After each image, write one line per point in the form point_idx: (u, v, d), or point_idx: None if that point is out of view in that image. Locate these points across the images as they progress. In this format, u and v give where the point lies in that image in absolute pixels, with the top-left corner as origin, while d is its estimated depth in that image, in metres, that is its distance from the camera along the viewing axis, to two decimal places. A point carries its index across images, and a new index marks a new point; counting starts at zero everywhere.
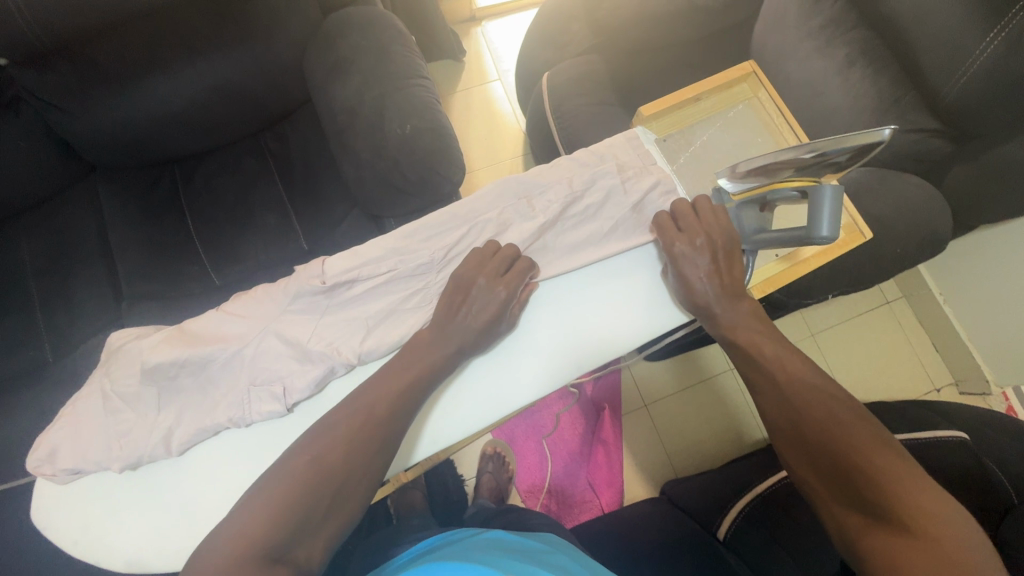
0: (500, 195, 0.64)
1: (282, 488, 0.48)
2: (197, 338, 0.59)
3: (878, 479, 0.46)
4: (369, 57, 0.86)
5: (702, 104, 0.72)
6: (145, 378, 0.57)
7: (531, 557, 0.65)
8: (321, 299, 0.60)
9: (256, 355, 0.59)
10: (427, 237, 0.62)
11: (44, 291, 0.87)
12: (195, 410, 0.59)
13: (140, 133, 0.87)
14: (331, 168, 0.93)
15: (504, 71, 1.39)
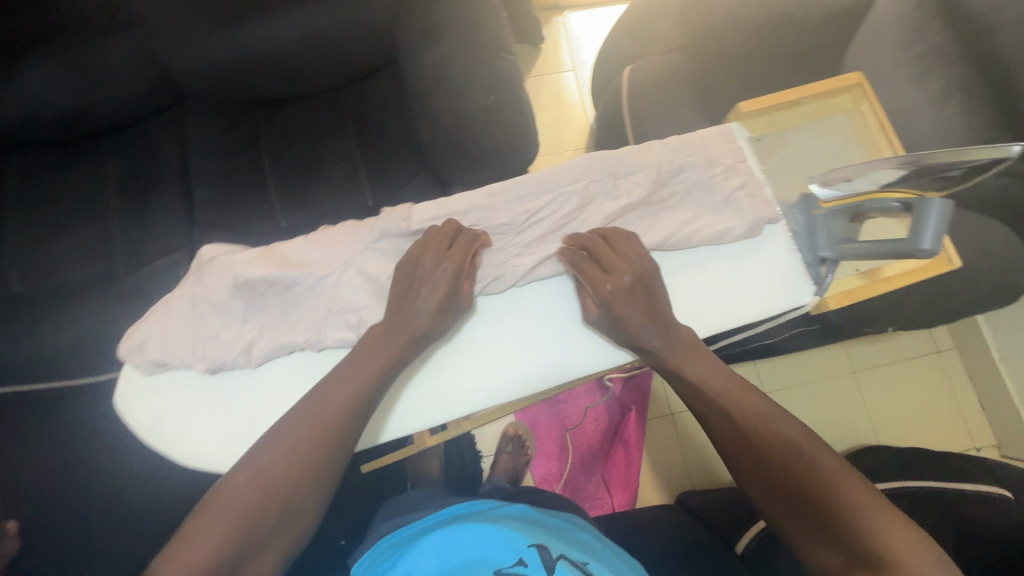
0: (586, 168, 0.62)
1: (233, 506, 0.51)
2: (285, 260, 0.62)
3: (836, 512, 0.48)
4: (460, 26, 0.87)
5: (803, 108, 0.72)
6: (236, 289, 0.60)
7: (552, 531, 0.69)
8: (405, 242, 0.63)
9: (339, 285, 0.62)
10: (514, 198, 0.62)
11: (122, 207, 0.91)
12: (274, 328, 0.62)
13: (230, 71, 0.89)
14: (405, 129, 0.95)
15: (579, 63, 1.40)
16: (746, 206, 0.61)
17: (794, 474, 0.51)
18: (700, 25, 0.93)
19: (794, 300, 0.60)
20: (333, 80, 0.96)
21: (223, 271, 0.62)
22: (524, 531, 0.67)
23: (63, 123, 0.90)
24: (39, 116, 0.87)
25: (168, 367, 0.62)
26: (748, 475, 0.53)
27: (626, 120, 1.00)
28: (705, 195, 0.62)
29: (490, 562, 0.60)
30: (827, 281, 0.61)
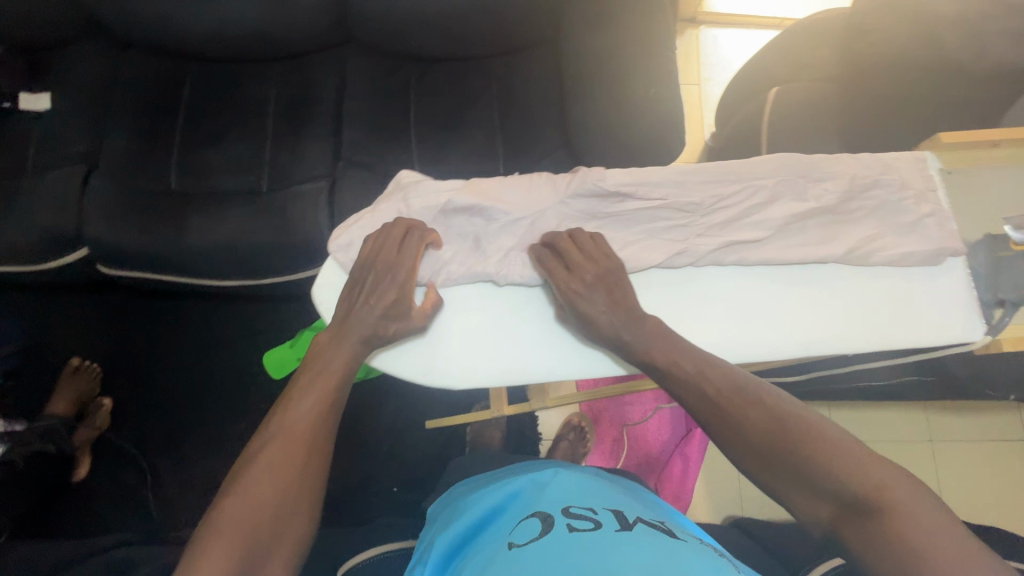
0: (783, 168, 0.65)
1: (234, 518, 0.50)
2: (487, 195, 0.67)
3: (822, 456, 0.49)
4: (631, 18, 0.89)
5: (997, 151, 0.69)
6: (441, 213, 0.67)
7: (626, 494, 0.67)
8: (596, 203, 0.66)
9: (531, 230, 0.67)
10: (709, 180, 0.65)
11: (278, 131, 0.98)
12: (466, 257, 0.67)
13: (403, 25, 0.95)
14: (549, 108, 0.98)
15: (705, 79, 1.40)
16: (934, 232, 0.63)
17: (775, 434, 0.51)
18: (862, 59, 0.93)
19: (963, 336, 0.61)
20: (492, 49, 1.00)
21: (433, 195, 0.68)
22: (594, 489, 0.65)
23: (244, 45, 0.97)
24: (225, 33, 0.94)
25: None
26: (740, 453, 0.52)
27: (763, 138, 1.00)
28: (893, 214, 0.64)
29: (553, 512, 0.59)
30: (1005, 320, 0.62)
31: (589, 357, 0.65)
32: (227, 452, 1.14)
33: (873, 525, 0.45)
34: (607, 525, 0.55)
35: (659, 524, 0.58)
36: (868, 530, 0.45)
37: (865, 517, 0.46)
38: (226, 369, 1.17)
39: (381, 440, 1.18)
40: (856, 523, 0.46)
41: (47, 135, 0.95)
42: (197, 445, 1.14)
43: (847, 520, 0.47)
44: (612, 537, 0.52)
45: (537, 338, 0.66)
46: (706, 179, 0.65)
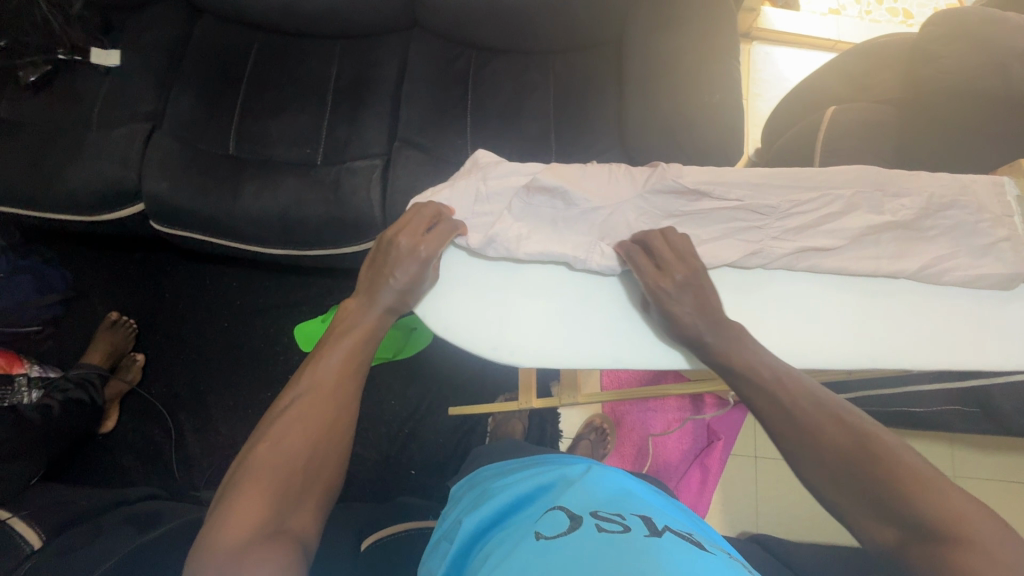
0: (858, 179, 0.66)
1: (257, 476, 0.51)
2: (569, 178, 0.67)
3: (897, 478, 0.48)
4: (700, 24, 0.90)
5: None
6: (523, 194, 0.67)
7: (660, 498, 0.61)
8: (674, 198, 0.67)
9: (609, 218, 0.68)
10: (786, 185, 0.66)
11: (338, 107, 1.00)
12: (544, 239, 0.68)
13: (471, 13, 0.96)
14: (607, 107, 0.99)
15: (755, 94, 1.40)
16: (1013, 260, 0.64)
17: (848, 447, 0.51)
18: (926, 85, 0.93)
19: None
20: (556, 45, 1.01)
21: (515, 175, 0.69)
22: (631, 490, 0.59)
23: (314, 19, 0.99)
24: (298, 8, 0.96)
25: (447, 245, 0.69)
26: (809, 463, 0.52)
27: (818, 155, 1.00)
28: (971, 236, 0.65)
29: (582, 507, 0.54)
30: None
31: (658, 348, 0.67)
32: (251, 418, 1.15)
33: (945, 552, 0.44)
34: (636, 529, 0.49)
35: (696, 537, 0.51)
36: (937, 556, 0.44)
37: (931, 542, 0.45)
38: (258, 337, 1.18)
39: (404, 420, 1.19)
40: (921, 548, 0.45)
41: (116, 89, 0.98)
42: (223, 407, 1.16)
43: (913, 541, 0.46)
44: (640, 542, 0.46)
45: (604, 325, 0.68)
46: (783, 185, 0.67)
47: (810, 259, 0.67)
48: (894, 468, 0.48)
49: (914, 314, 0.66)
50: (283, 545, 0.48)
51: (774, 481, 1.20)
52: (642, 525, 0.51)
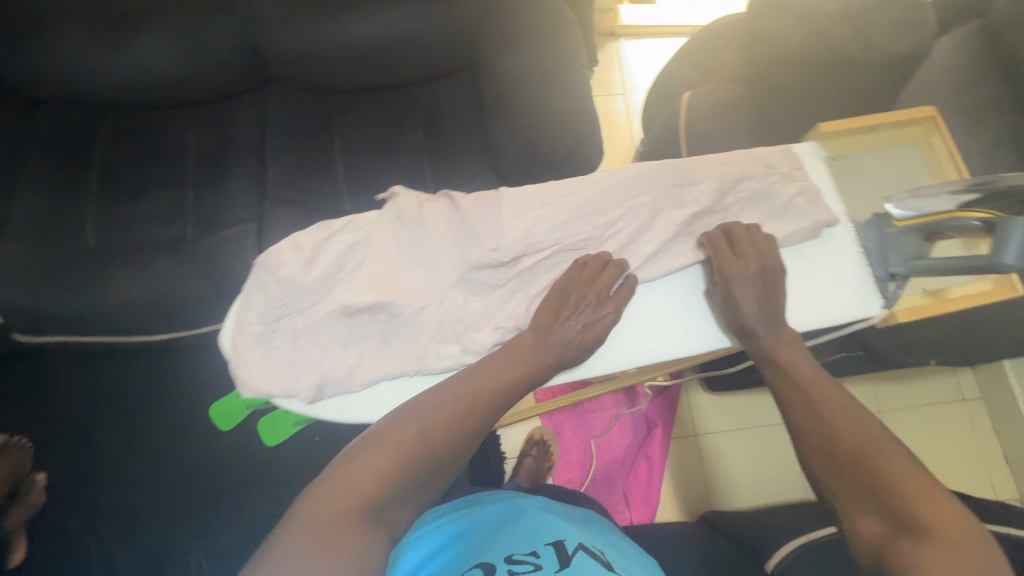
0: (654, 179, 0.65)
1: (378, 457, 0.49)
2: (385, 282, 0.56)
3: (893, 480, 0.50)
4: (541, 36, 0.91)
5: (873, 135, 0.71)
6: (343, 316, 0.55)
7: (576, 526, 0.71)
8: (497, 269, 0.59)
9: (440, 313, 0.57)
10: (590, 213, 0.63)
11: (200, 179, 0.96)
12: (379, 355, 0.56)
13: (316, 61, 0.94)
14: (474, 131, 0.99)
15: (630, 88, 1.47)
16: (805, 210, 0.64)
17: (830, 440, 0.54)
18: (762, 57, 0.99)
19: (862, 312, 0.61)
20: (413, 77, 1.01)
21: (325, 297, 0.55)
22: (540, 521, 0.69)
23: (158, 91, 0.95)
24: (141, 82, 0.93)
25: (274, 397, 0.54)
26: (813, 457, 0.55)
27: (682, 139, 1.03)
28: (764, 203, 0.65)
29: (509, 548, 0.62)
30: (895, 297, 0.62)
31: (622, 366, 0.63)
32: (171, 515, 1.06)
33: (922, 546, 0.45)
34: (547, 566, 0.59)
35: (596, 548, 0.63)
36: (916, 549, 0.45)
37: (905, 529, 0.47)
38: (164, 427, 1.10)
39: None
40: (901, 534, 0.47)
41: None
42: (138, 508, 1.06)
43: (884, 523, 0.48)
44: None
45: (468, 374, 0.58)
46: (589, 212, 0.63)
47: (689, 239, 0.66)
48: (876, 468, 0.51)
49: None
50: (379, 536, 0.44)
51: (719, 453, 1.22)
52: (554, 560, 0.60)
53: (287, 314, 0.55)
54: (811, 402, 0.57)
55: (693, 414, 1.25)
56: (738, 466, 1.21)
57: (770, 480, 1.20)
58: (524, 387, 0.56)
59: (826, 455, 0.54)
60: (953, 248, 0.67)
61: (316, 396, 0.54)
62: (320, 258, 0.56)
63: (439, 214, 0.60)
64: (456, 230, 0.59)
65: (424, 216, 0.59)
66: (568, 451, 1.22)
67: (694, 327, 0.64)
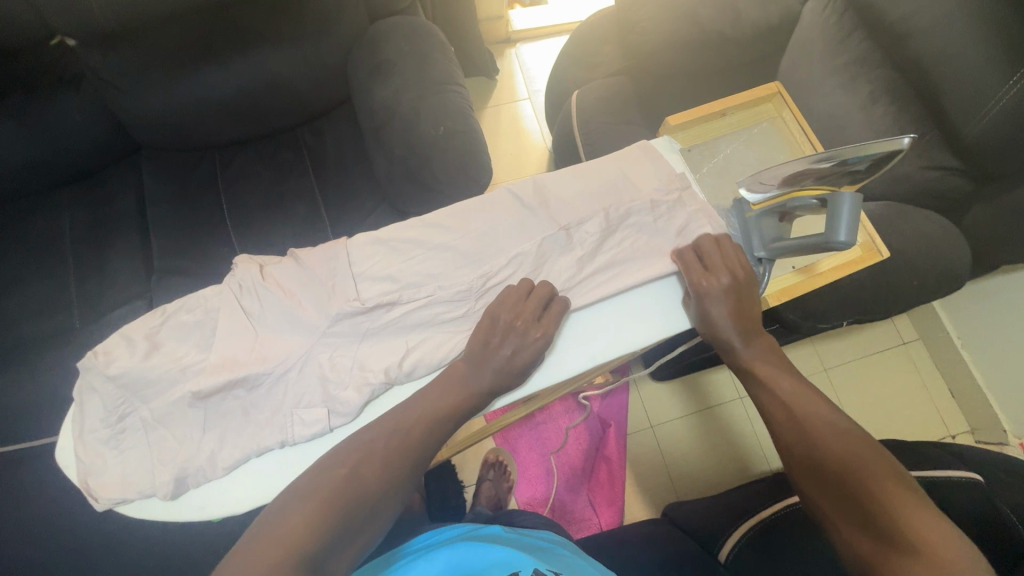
0: (506, 203, 0.66)
1: (314, 500, 0.47)
2: (238, 359, 0.57)
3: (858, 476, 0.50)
4: (410, 61, 0.89)
5: (727, 119, 0.75)
6: (195, 401, 0.55)
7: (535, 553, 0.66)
8: (362, 320, 0.59)
9: (302, 378, 0.57)
10: (463, 249, 0.63)
11: (80, 262, 0.91)
12: (238, 432, 0.56)
13: (184, 119, 0.91)
14: (364, 165, 0.97)
15: (534, 91, 1.47)
16: (662, 212, 0.66)
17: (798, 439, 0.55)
18: (637, 47, 0.99)
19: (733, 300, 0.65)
20: (292, 119, 0.99)
21: (173, 386, 0.56)
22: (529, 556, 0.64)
23: (20, 178, 0.89)
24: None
25: (131, 500, 0.55)
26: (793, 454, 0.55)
27: (578, 139, 1.03)
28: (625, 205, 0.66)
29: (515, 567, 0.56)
30: (766, 279, 0.65)
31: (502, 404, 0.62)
32: None
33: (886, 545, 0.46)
34: None
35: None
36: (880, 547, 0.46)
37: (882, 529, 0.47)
38: None
39: None
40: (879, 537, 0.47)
41: None
42: None
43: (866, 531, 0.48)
44: None
45: (335, 438, 0.57)
46: (464, 250, 0.63)
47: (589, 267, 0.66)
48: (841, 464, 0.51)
49: (640, 288, 0.66)
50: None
51: (676, 442, 1.21)
52: None
53: (134, 410, 0.57)
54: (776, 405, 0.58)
55: (645, 407, 1.23)
56: (697, 451, 1.20)
57: (730, 459, 1.19)
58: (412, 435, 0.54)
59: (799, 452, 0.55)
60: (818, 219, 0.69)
61: (176, 490, 0.54)
62: (166, 349, 0.58)
63: (285, 279, 0.61)
64: (307, 292, 0.60)
65: (267, 283, 0.59)
66: (530, 466, 1.19)
67: (589, 341, 0.64)
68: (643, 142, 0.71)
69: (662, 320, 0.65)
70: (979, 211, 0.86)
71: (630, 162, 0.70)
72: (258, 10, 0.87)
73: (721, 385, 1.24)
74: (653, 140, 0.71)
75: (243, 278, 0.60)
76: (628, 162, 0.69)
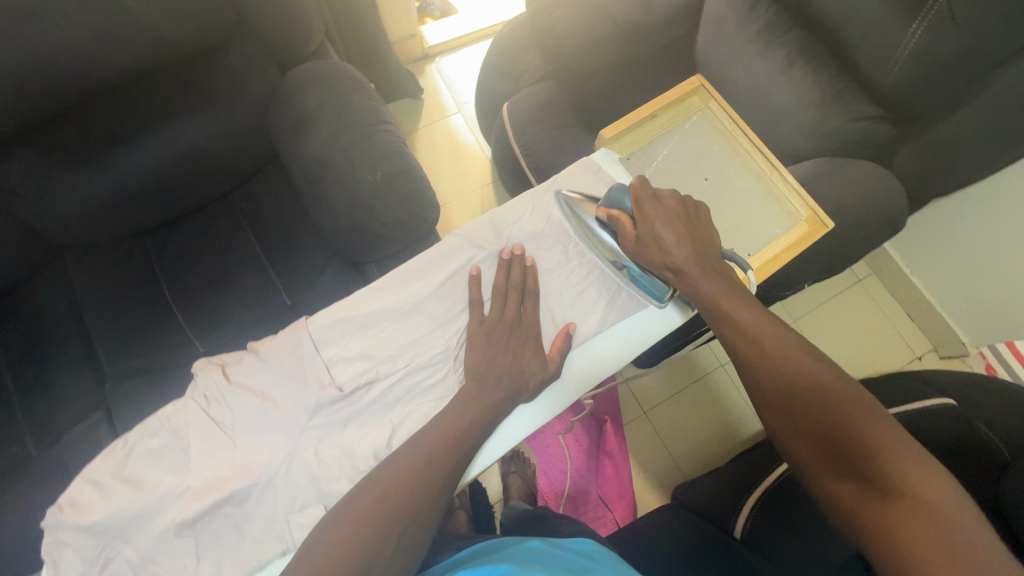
0: (462, 246, 0.65)
1: (352, 522, 0.48)
2: (221, 476, 0.55)
3: (828, 410, 0.49)
4: (333, 108, 0.86)
5: (659, 119, 0.76)
6: (182, 530, 0.53)
7: (584, 565, 0.58)
8: (342, 407, 0.58)
9: (288, 482, 0.55)
10: (428, 308, 0.62)
11: (21, 386, 0.83)
12: (234, 552, 0.53)
13: (106, 209, 0.85)
14: (308, 222, 0.94)
15: (463, 104, 1.46)
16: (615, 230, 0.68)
17: (782, 378, 0.53)
18: (557, 50, 0.99)
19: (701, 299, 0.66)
20: (221, 187, 0.94)
21: (155, 517, 0.53)
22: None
23: None
24: None
25: None
26: (766, 396, 0.54)
27: (517, 152, 1.02)
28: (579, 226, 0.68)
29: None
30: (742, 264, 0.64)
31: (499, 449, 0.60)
32: None
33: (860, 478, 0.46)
34: None
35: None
36: (853, 482, 0.46)
37: (869, 477, 0.45)
38: None
39: None
40: (876, 489, 0.45)
41: None
42: None
43: (811, 449, 0.50)
44: None
45: None
46: (432, 308, 0.62)
47: (557, 298, 0.66)
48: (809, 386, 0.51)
49: (612, 307, 0.65)
50: None
51: (670, 423, 1.23)
52: None
53: (118, 552, 0.53)
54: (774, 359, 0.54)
55: (637, 397, 1.24)
56: (694, 427, 1.22)
57: (726, 429, 1.22)
58: (388, 497, 0.50)
59: (776, 391, 0.53)
60: (759, 206, 0.73)
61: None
62: (139, 481, 0.54)
63: (251, 378, 0.59)
64: (276, 388, 0.59)
65: (233, 388, 0.57)
66: (539, 481, 1.18)
67: (575, 368, 0.64)
68: (586, 155, 0.71)
69: (636, 332, 0.66)
70: (906, 151, 0.90)
71: (579, 178, 0.69)
72: (164, 83, 0.82)
73: (703, 358, 1.27)
74: (592, 155, 0.71)
75: (206, 388, 0.58)
76: (577, 176, 0.70)
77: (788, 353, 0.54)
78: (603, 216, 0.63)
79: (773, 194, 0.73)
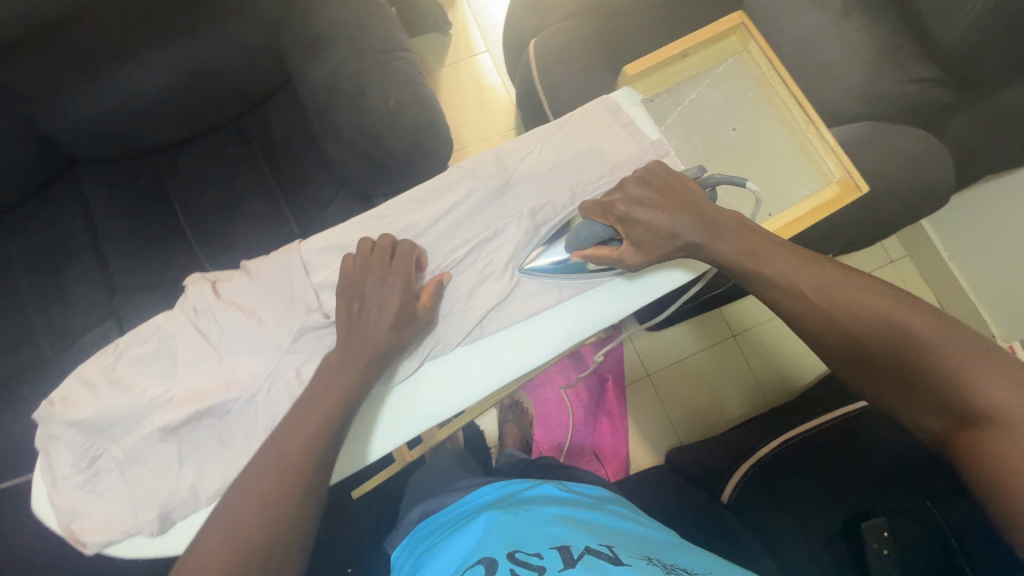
0: (463, 179, 0.63)
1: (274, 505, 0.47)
2: (203, 390, 0.56)
3: (907, 360, 0.45)
4: (346, 33, 0.82)
5: (690, 60, 0.70)
6: (167, 434, 0.55)
7: (594, 509, 0.62)
8: (325, 334, 0.58)
9: (271, 400, 0.57)
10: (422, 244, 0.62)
11: (37, 290, 0.86)
12: (217, 462, 0.55)
13: (115, 123, 0.84)
14: (316, 151, 0.92)
15: (491, 42, 1.39)
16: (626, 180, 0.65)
17: (848, 338, 0.48)
18: None
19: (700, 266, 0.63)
20: (232, 110, 0.92)
21: (140, 421, 0.56)
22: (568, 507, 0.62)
23: None
24: None
25: (116, 542, 0.53)
26: (836, 358, 0.49)
27: (542, 95, 0.97)
28: (589, 170, 0.65)
29: (564, 538, 0.52)
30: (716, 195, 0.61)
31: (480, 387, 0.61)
32: None
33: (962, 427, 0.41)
34: (552, 567, 0.47)
35: (656, 561, 0.49)
36: (954, 431, 0.42)
37: (970, 422, 0.41)
38: None
39: None
40: (980, 435, 0.40)
41: None
42: None
43: (897, 400, 0.46)
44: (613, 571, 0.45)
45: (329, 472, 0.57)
46: (429, 242, 0.63)
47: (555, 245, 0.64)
48: (879, 334, 0.46)
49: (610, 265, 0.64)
50: None
51: (672, 386, 1.22)
52: (561, 560, 0.49)
53: (105, 450, 0.56)
54: (833, 320, 0.48)
55: (643, 356, 1.23)
56: (697, 393, 1.21)
57: (729, 398, 1.20)
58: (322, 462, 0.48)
59: (842, 351, 0.48)
60: (788, 165, 0.68)
61: (162, 526, 0.53)
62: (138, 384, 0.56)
63: (240, 294, 0.60)
64: (264, 305, 0.59)
65: (222, 303, 0.59)
66: (534, 430, 1.19)
67: (562, 318, 0.63)
68: (606, 95, 0.68)
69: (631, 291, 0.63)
70: (962, 122, 0.82)
71: (597, 119, 0.66)
72: None
73: (714, 326, 1.24)
74: (614, 93, 0.68)
75: (196, 300, 0.59)
76: (592, 118, 0.66)
77: (799, 321, 0.50)
78: (579, 257, 0.61)
79: (805, 151, 0.68)
